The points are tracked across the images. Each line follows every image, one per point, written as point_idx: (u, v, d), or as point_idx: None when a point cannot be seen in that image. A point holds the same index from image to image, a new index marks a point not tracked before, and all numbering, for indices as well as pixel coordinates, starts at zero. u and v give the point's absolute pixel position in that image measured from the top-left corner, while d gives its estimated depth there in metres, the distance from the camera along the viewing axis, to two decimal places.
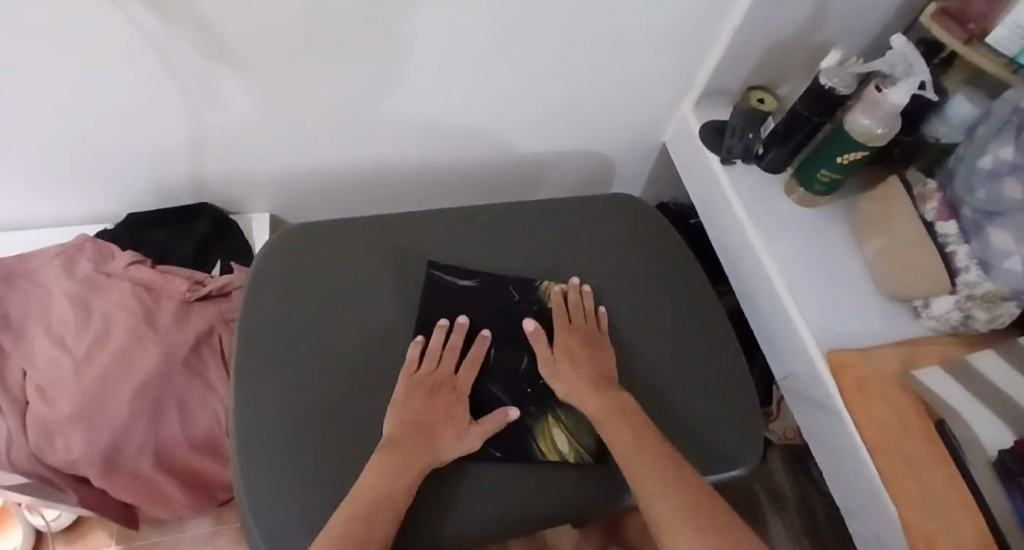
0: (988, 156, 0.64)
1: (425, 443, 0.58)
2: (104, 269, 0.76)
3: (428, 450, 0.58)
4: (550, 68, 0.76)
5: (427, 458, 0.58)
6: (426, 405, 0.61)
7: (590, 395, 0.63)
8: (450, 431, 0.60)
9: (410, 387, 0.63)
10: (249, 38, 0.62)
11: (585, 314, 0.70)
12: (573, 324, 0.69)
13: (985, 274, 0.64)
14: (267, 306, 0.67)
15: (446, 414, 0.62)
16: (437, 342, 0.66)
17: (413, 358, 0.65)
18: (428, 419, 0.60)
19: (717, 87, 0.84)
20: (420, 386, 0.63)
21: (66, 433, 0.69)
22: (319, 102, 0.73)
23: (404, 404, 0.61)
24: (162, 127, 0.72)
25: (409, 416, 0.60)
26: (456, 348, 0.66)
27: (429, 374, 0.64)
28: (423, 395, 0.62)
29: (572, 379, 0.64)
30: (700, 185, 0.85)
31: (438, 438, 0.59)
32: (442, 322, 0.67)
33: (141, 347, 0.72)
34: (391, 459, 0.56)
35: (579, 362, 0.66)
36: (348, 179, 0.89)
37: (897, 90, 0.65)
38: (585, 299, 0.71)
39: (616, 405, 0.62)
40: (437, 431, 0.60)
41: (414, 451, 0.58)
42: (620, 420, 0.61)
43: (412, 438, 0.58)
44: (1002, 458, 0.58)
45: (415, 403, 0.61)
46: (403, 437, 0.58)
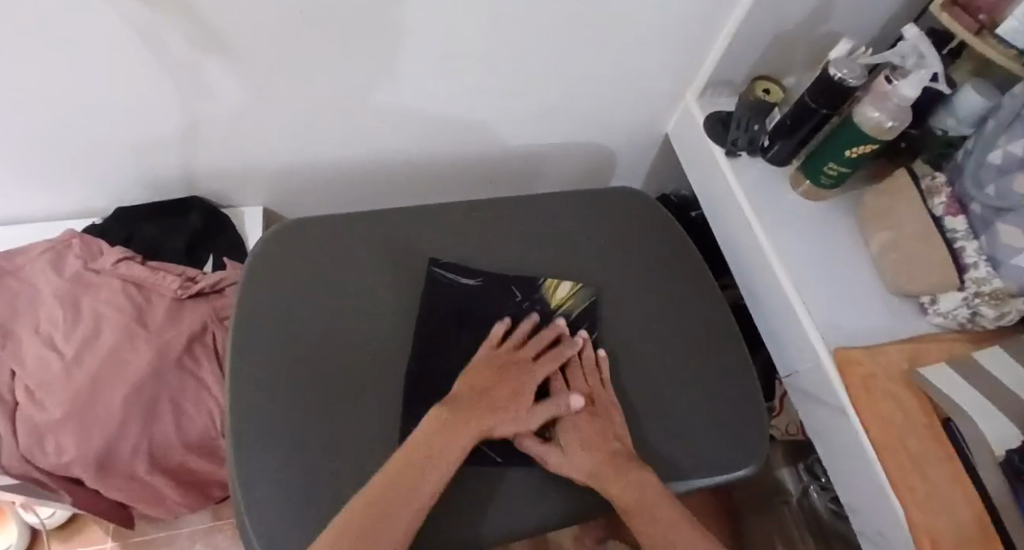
0: (998, 150, 0.63)
1: (485, 414, 0.59)
2: (93, 265, 0.74)
3: (486, 421, 0.59)
4: (551, 59, 0.74)
5: (483, 428, 0.58)
6: (496, 379, 0.61)
7: (587, 425, 0.62)
8: (513, 407, 0.61)
9: (490, 360, 0.63)
10: (243, 31, 0.60)
11: (583, 373, 0.65)
12: (574, 392, 0.64)
13: (995, 272, 0.63)
14: (263, 305, 0.65)
15: (512, 392, 0.61)
16: (525, 330, 0.66)
17: (496, 334, 0.65)
18: (494, 390, 0.61)
19: (722, 78, 0.82)
20: (498, 361, 0.63)
21: (57, 435, 0.67)
22: (315, 94, 0.71)
23: (475, 377, 0.61)
24: (151, 120, 0.70)
25: (476, 385, 0.61)
26: (542, 338, 0.66)
27: (510, 352, 0.64)
28: (495, 369, 0.62)
29: (586, 462, 0.59)
30: (704, 178, 0.84)
31: (499, 410, 0.60)
32: (531, 318, 0.67)
33: (133, 346, 0.70)
34: (448, 427, 0.57)
35: (594, 445, 0.60)
36: (344, 172, 0.87)
37: (908, 83, 0.64)
38: (581, 349, 0.67)
39: (636, 492, 0.58)
40: (500, 404, 0.60)
41: (473, 419, 0.58)
42: (641, 510, 0.57)
43: (474, 405, 0.59)
44: (1010, 458, 0.56)
45: (484, 375, 0.62)
46: (465, 406, 0.59)
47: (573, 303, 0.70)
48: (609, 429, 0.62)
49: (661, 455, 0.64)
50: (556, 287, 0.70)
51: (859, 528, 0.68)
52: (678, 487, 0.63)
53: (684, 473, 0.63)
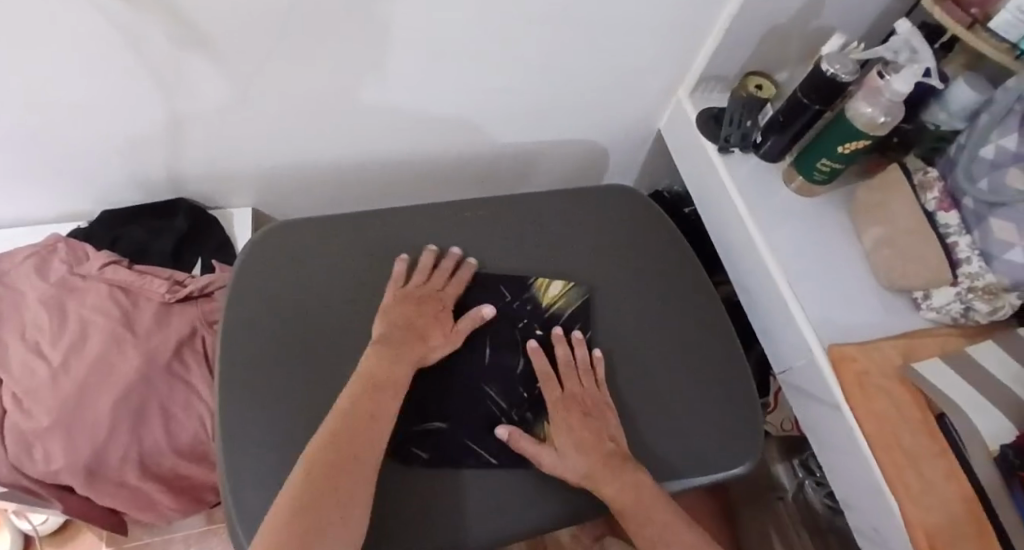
0: (990, 145, 0.63)
1: (415, 344, 0.62)
2: (79, 270, 0.73)
3: (417, 351, 0.62)
4: (542, 55, 0.73)
5: (417, 355, 0.61)
6: (413, 310, 0.64)
7: (581, 424, 0.61)
8: (438, 332, 0.64)
9: (399, 298, 0.65)
10: (229, 29, 0.59)
11: (578, 374, 0.65)
12: (568, 394, 0.64)
13: (988, 266, 0.63)
14: (252, 309, 0.64)
15: (432, 319, 0.64)
16: (428, 260, 0.68)
17: (399, 274, 0.67)
18: (416, 321, 0.64)
19: (713, 74, 0.81)
20: (409, 296, 0.65)
21: (45, 443, 0.66)
22: (303, 93, 0.70)
23: (394, 310, 0.64)
24: (135, 121, 0.68)
25: (396, 318, 0.63)
26: (444, 269, 0.68)
27: (418, 286, 0.66)
28: (410, 301, 0.65)
29: (581, 463, 0.59)
30: (697, 175, 0.83)
31: (427, 340, 0.63)
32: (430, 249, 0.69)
33: (120, 352, 0.69)
34: (382, 358, 0.60)
35: (588, 446, 0.60)
36: (334, 172, 0.86)
37: (900, 79, 0.63)
38: (575, 350, 0.66)
39: (633, 489, 0.57)
40: (423, 330, 0.63)
41: (407, 351, 0.61)
42: (635, 507, 0.57)
43: (403, 336, 0.62)
44: (1004, 451, 0.57)
45: (404, 310, 0.64)
46: (393, 340, 0.61)
47: (565, 302, 0.70)
48: (603, 431, 0.61)
49: (657, 455, 0.63)
50: (548, 286, 0.70)
51: (855, 524, 0.68)
52: (676, 487, 0.63)
53: (676, 473, 0.63)
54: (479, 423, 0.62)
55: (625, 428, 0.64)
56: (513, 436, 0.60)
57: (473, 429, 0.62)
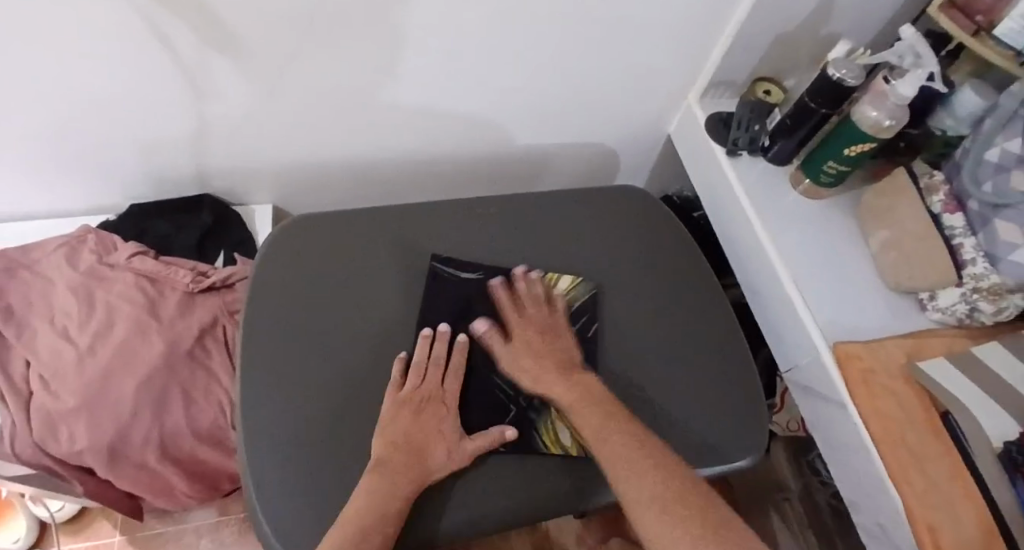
0: (995, 148, 0.64)
1: (417, 460, 0.58)
2: (107, 259, 0.76)
3: (420, 469, 0.57)
4: (550, 61, 0.76)
5: (416, 477, 0.57)
6: (411, 422, 0.60)
7: (541, 356, 0.65)
8: (440, 445, 0.59)
9: (397, 404, 0.61)
10: (254, 31, 0.62)
11: (534, 303, 0.69)
12: (525, 317, 0.67)
13: (992, 267, 0.64)
14: (274, 295, 0.67)
15: (433, 429, 0.60)
16: (420, 355, 0.64)
17: (395, 377, 0.63)
18: (417, 432, 0.59)
19: (723, 79, 0.83)
20: (407, 403, 0.61)
21: (70, 424, 0.69)
22: (321, 94, 0.73)
23: (393, 420, 0.60)
24: (162, 116, 0.71)
25: (392, 433, 0.59)
26: (440, 360, 0.64)
27: (414, 390, 0.62)
28: (408, 409, 0.61)
29: (537, 372, 0.64)
30: (706, 177, 0.85)
31: (430, 453, 0.59)
32: (425, 332, 0.66)
33: (144, 339, 0.72)
34: (382, 482, 0.55)
35: (541, 355, 0.65)
36: (349, 168, 0.88)
37: (905, 83, 0.65)
38: (534, 286, 0.70)
39: (583, 391, 0.62)
40: (426, 445, 0.59)
41: (399, 473, 0.56)
42: (585, 404, 0.61)
43: (401, 458, 0.57)
44: (1008, 449, 0.57)
45: (403, 424, 0.60)
46: (388, 459, 0.57)
47: (573, 296, 0.71)
48: (559, 351, 0.65)
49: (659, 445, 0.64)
50: (556, 281, 0.72)
51: (859, 521, 0.68)
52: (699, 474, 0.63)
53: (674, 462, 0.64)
54: (486, 411, 0.64)
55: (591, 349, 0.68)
56: (490, 333, 0.67)
57: (483, 419, 0.63)
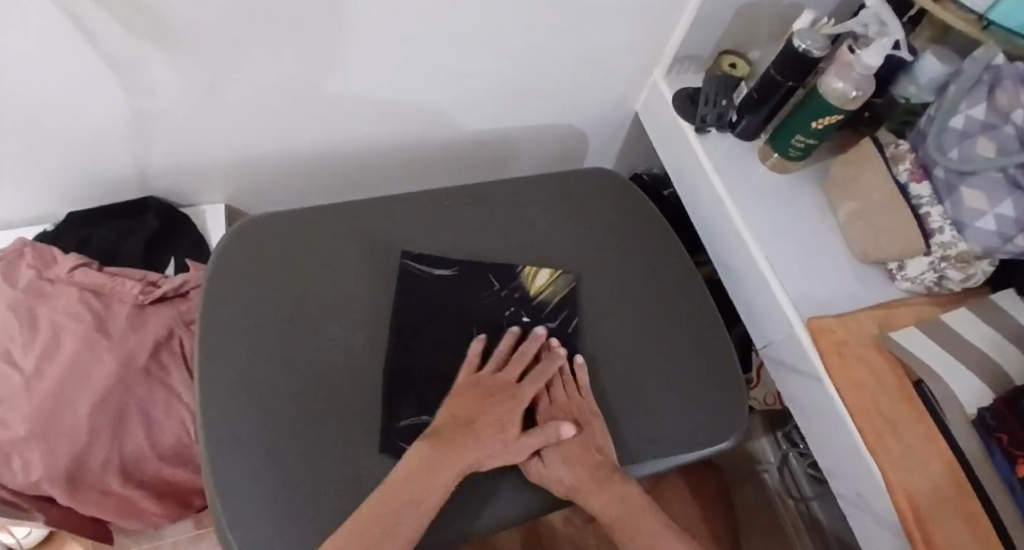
0: (959, 115, 0.65)
1: (471, 445, 0.56)
2: (48, 274, 0.71)
3: (475, 451, 0.56)
4: (512, 40, 0.73)
5: (467, 460, 0.56)
6: (478, 405, 0.59)
7: (569, 459, 0.59)
8: (496, 433, 0.58)
9: (469, 389, 0.61)
10: (191, 17, 0.57)
11: (563, 382, 0.64)
12: (555, 403, 0.63)
13: (960, 235, 0.64)
14: (234, 307, 0.63)
15: (497, 415, 0.59)
16: (504, 348, 0.64)
17: (475, 355, 0.63)
18: (479, 418, 0.58)
19: (688, 54, 0.82)
20: (477, 388, 0.61)
21: (22, 453, 0.64)
22: (271, 84, 0.69)
23: (458, 405, 0.59)
24: (97, 115, 0.66)
25: (458, 412, 0.59)
26: (525, 357, 0.64)
27: (491, 377, 0.62)
28: (475, 393, 0.60)
29: (567, 474, 0.58)
30: (676, 156, 0.84)
31: (488, 439, 0.57)
32: (514, 330, 0.65)
33: (94, 357, 0.67)
34: (425, 464, 0.54)
35: (571, 457, 0.59)
36: (308, 162, 0.84)
37: (871, 52, 0.64)
38: (557, 356, 0.64)
39: (623, 503, 0.58)
40: (482, 429, 0.58)
41: (456, 451, 0.56)
42: (627, 519, 0.58)
43: (455, 440, 0.56)
44: (983, 415, 0.58)
45: (467, 409, 0.59)
46: (444, 438, 0.57)
47: (553, 290, 0.69)
48: (588, 443, 0.60)
49: (645, 432, 0.63)
50: (535, 274, 0.69)
51: (839, 491, 0.69)
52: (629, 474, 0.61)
53: (654, 452, 0.62)
54: None
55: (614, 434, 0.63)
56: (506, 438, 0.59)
57: None
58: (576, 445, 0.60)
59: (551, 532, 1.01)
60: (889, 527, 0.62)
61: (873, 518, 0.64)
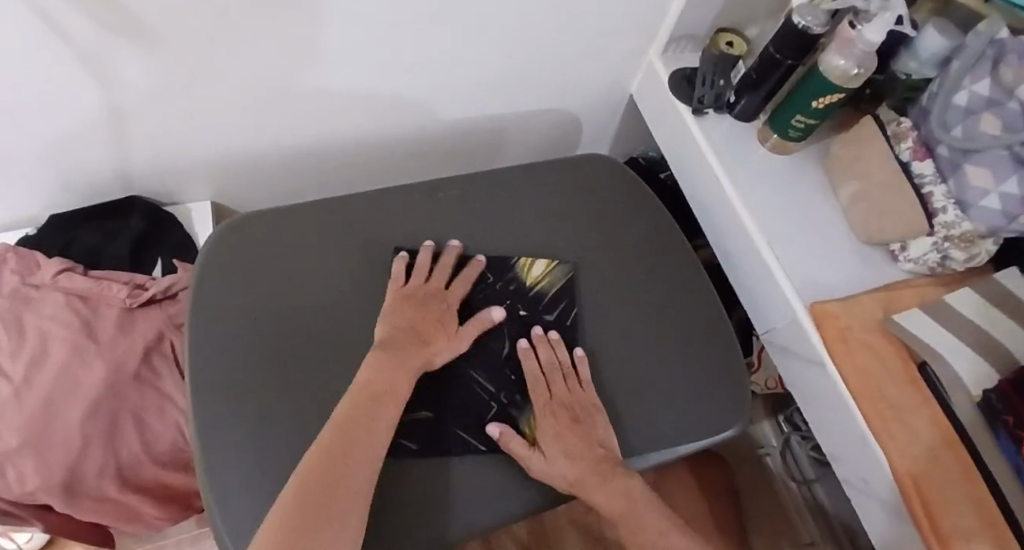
0: (963, 92, 0.63)
1: (419, 346, 0.59)
2: (33, 280, 0.69)
3: (424, 352, 0.59)
4: (502, 26, 0.71)
5: (423, 359, 0.59)
6: (416, 312, 0.61)
7: (575, 452, 0.58)
8: (441, 338, 0.60)
9: (401, 298, 0.62)
10: (167, 12, 0.54)
11: (563, 375, 0.62)
12: (555, 397, 0.61)
13: (964, 214, 0.63)
14: (224, 307, 0.61)
15: (434, 316, 0.62)
16: (426, 256, 0.65)
17: (398, 275, 0.64)
18: (417, 321, 0.60)
19: (685, 33, 0.80)
20: (410, 297, 0.62)
21: (16, 464, 0.64)
22: (253, 80, 0.66)
23: (395, 314, 0.61)
24: (75, 115, 0.64)
25: (396, 319, 0.60)
26: (447, 266, 0.65)
27: (419, 285, 0.63)
28: (412, 304, 0.62)
29: (571, 470, 0.57)
30: (672, 140, 0.82)
31: (432, 342, 0.60)
32: (429, 244, 0.67)
33: (85, 364, 0.66)
34: (380, 366, 0.56)
35: (577, 450, 0.58)
36: (298, 156, 0.82)
37: (874, 28, 0.62)
38: (557, 350, 0.63)
39: (629, 499, 0.57)
40: (426, 331, 0.60)
41: (409, 351, 0.58)
42: (630, 516, 0.57)
43: (403, 342, 0.59)
44: (988, 397, 0.57)
45: (406, 314, 0.61)
46: (394, 342, 0.58)
47: (550, 280, 0.68)
48: (592, 436, 0.59)
49: (648, 425, 0.63)
50: (531, 265, 0.68)
51: (843, 476, 0.69)
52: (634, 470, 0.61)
53: (658, 443, 0.62)
54: (468, 409, 0.60)
55: (615, 427, 0.62)
56: (506, 436, 0.58)
57: (463, 417, 0.60)
58: (581, 438, 0.59)
59: (554, 520, 1.02)
60: (895, 512, 0.61)
61: (878, 502, 0.64)
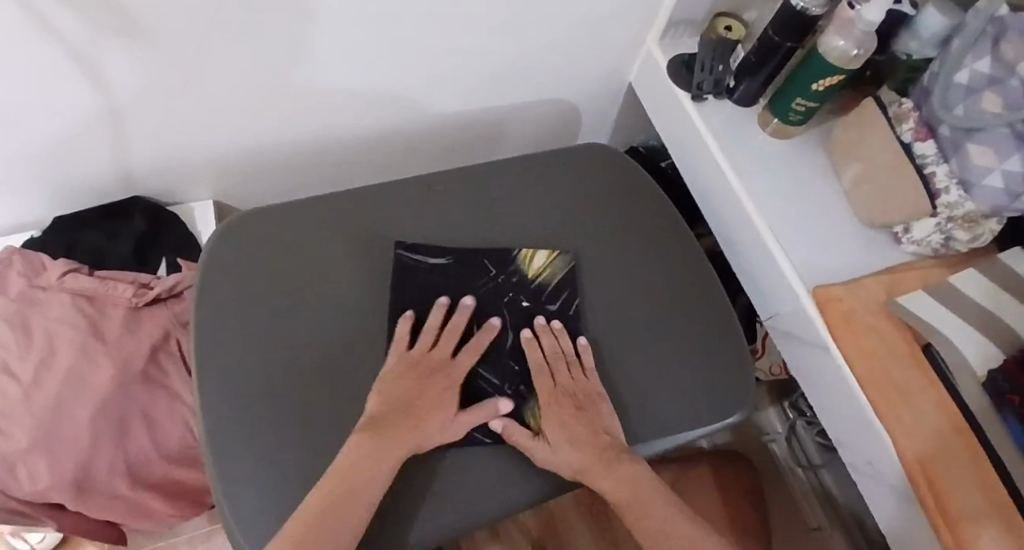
0: (964, 70, 0.62)
1: (411, 426, 0.56)
2: (38, 282, 0.70)
3: (415, 432, 0.56)
4: (498, 16, 0.70)
5: (415, 442, 0.55)
6: (415, 385, 0.58)
7: (579, 443, 0.58)
8: (439, 414, 0.57)
9: (402, 366, 0.59)
10: (163, 13, 0.54)
11: (567, 364, 0.62)
12: (559, 386, 0.61)
13: (967, 194, 0.63)
14: (228, 306, 0.61)
15: (434, 392, 0.59)
16: (435, 322, 0.62)
17: (404, 334, 0.61)
18: (414, 397, 0.58)
19: (683, 18, 0.79)
20: (412, 365, 0.60)
21: (27, 464, 0.65)
22: (250, 78, 0.66)
23: (393, 384, 0.58)
24: (74, 117, 0.64)
25: (393, 393, 0.58)
26: (457, 330, 0.62)
27: (424, 353, 0.61)
28: (413, 373, 0.59)
29: (575, 458, 0.57)
30: (672, 127, 0.82)
31: (425, 419, 0.57)
32: (442, 301, 0.64)
33: (92, 363, 0.67)
34: (366, 449, 0.53)
35: (582, 438, 0.58)
36: (298, 154, 0.82)
37: (872, 7, 0.61)
38: (561, 339, 0.64)
39: (633, 488, 0.57)
40: (421, 408, 0.57)
41: (400, 431, 0.55)
42: (635, 506, 0.57)
43: (394, 421, 0.55)
44: (993, 377, 0.57)
45: (402, 387, 0.58)
46: (384, 422, 0.55)
47: (552, 271, 0.68)
48: (596, 424, 0.60)
49: (653, 412, 0.63)
50: (532, 256, 0.68)
51: (849, 460, 0.69)
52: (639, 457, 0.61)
53: (663, 430, 0.62)
54: (471, 401, 0.61)
55: (619, 416, 0.62)
56: (510, 427, 0.58)
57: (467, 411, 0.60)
58: (585, 427, 0.59)
59: (563, 510, 1.02)
60: (901, 494, 0.61)
61: (884, 485, 0.64)
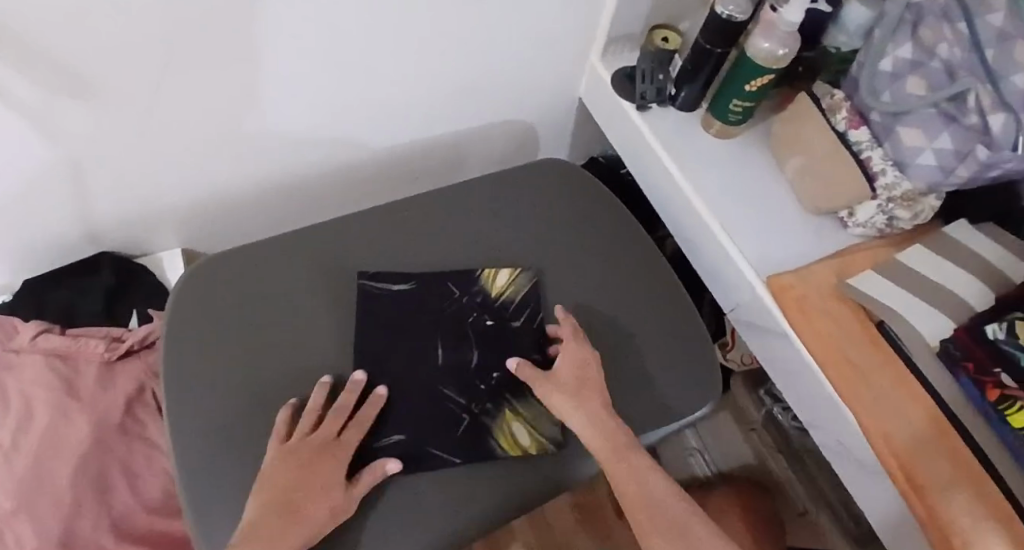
0: (888, 58, 0.65)
1: (297, 517, 0.52)
2: (12, 345, 0.72)
3: (303, 523, 0.52)
4: (441, 47, 0.73)
5: (302, 535, 0.52)
6: (297, 473, 0.54)
7: None
8: (325, 500, 0.54)
9: (281, 456, 0.55)
10: (111, 74, 0.57)
11: None
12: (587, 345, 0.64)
13: (903, 174, 0.65)
14: (195, 353, 0.62)
15: (320, 476, 0.55)
16: (317, 402, 0.59)
17: (282, 425, 0.58)
18: (298, 486, 0.54)
19: (622, 33, 0.83)
20: (292, 453, 0.56)
21: (14, 528, 0.65)
22: (204, 128, 0.69)
23: (275, 477, 0.54)
24: (34, 181, 0.66)
25: (274, 486, 0.54)
26: (345, 407, 0.59)
27: (302, 440, 0.57)
28: (294, 461, 0.55)
29: None
30: (622, 137, 0.84)
31: (313, 506, 0.53)
32: (325, 380, 0.61)
33: (68, 421, 0.69)
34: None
35: None
36: (262, 197, 0.84)
37: (793, 8, 0.64)
38: None
39: None
40: (306, 496, 0.53)
41: (285, 527, 0.51)
42: None
43: (280, 514, 0.52)
44: (945, 346, 0.59)
45: (286, 476, 0.54)
46: (264, 519, 0.52)
47: (515, 288, 0.69)
48: None
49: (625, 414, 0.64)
50: (494, 276, 0.70)
51: (822, 441, 0.70)
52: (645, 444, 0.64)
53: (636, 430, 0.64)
54: (442, 423, 0.61)
55: None
56: (522, 365, 0.63)
57: (436, 435, 0.61)
58: None
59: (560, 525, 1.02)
60: (871, 469, 0.63)
61: (856, 462, 0.65)
